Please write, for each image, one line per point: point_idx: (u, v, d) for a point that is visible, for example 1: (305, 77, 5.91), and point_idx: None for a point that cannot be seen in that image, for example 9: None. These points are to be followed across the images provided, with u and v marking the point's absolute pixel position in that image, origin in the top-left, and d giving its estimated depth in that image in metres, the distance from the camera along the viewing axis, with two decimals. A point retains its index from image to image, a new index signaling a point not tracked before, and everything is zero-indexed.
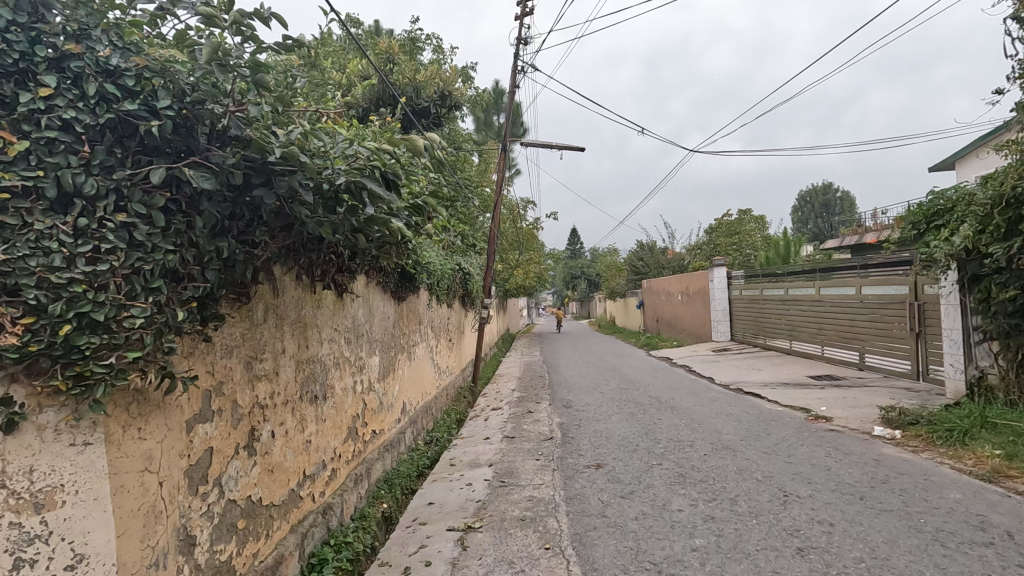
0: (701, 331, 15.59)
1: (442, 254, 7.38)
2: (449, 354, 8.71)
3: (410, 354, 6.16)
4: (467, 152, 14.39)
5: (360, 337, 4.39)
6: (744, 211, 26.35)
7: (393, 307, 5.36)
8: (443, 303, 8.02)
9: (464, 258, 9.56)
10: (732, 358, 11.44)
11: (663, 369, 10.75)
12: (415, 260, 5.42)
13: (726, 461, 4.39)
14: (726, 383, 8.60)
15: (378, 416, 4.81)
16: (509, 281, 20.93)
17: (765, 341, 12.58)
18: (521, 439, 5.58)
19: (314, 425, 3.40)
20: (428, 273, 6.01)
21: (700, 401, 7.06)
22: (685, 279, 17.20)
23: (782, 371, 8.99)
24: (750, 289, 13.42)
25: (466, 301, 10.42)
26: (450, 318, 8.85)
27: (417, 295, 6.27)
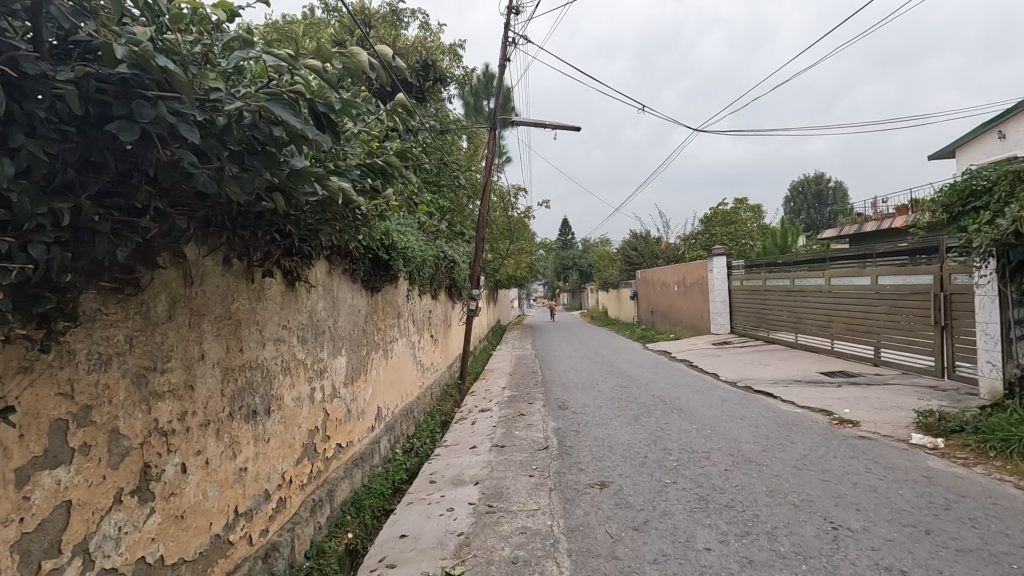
0: (699, 323, 15.00)
1: (425, 241, 6.66)
2: (433, 349, 8.01)
3: (387, 352, 5.45)
4: (455, 135, 13.61)
5: (320, 335, 3.68)
6: (740, 200, 25.76)
7: (364, 300, 4.65)
8: (426, 295, 7.31)
9: (450, 246, 8.84)
10: (735, 352, 10.84)
11: (663, 364, 10.11)
12: (389, 243, 4.70)
13: (752, 478, 3.75)
14: (733, 380, 7.99)
15: (346, 427, 4.10)
16: (500, 272, 20.22)
17: (768, 333, 11.99)
18: (512, 449, 4.91)
19: (252, 448, 2.70)
20: (406, 261, 5.29)
21: (709, 402, 6.42)
22: (682, 269, 16.60)
23: (792, 368, 8.39)
24: (752, 279, 12.81)
25: (453, 293, 9.70)
26: (435, 311, 8.14)
27: (394, 285, 5.56)
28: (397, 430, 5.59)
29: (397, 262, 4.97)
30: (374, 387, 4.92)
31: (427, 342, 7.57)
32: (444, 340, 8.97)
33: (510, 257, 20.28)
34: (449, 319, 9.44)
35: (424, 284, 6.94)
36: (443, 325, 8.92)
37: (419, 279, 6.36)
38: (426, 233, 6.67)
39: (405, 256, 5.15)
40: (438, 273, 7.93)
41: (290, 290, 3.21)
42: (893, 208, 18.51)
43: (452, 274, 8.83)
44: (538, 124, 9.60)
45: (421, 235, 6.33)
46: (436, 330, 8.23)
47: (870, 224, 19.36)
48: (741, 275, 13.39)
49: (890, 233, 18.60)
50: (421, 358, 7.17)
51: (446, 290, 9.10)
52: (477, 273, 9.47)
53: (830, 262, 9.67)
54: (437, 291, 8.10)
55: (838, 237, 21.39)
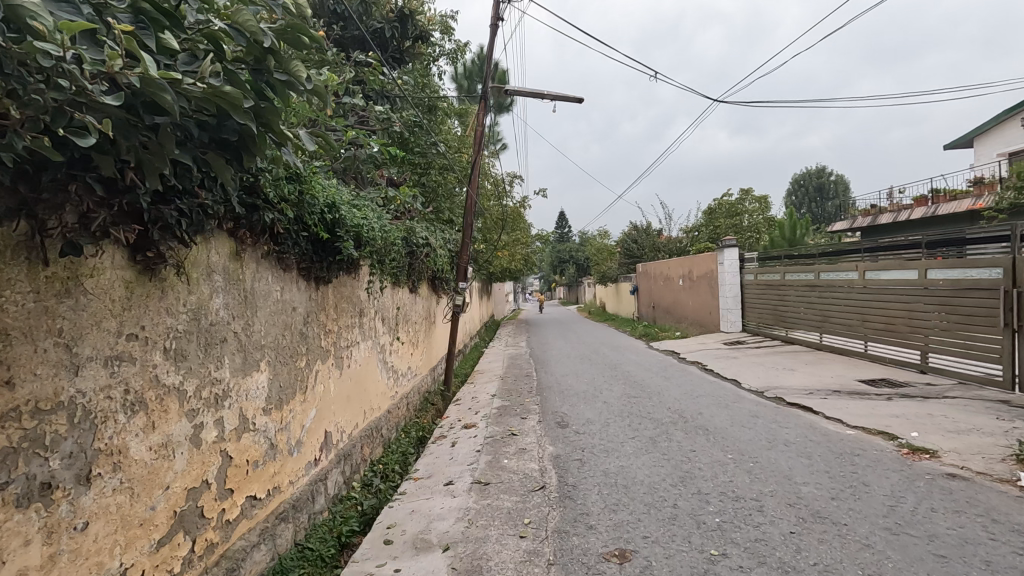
0: (707, 320, 13.91)
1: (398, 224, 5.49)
2: (410, 351, 6.87)
3: (342, 359, 4.30)
4: (445, 115, 12.44)
5: (218, 344, 2.55)
6: (745, 191, 24.63)
7: (300, 293, 3.49)
8: (398, 287, 6.14)
9: (432, 233, 7.69)
10: (752, 353, 9.76)
11: (673, 368, 9.00)
12: (336, 219, 3.57)
13: (832, 549, 2.66)
14: (758, 389, 6.91)
15: (267, 469, 2.97)
16: (493, 264, 19.08)
17: (786, 332, 10.92)
18: (499, 488, 3.79)
19: (37, 548, 1.57)
20: (367, 244, 4.13)
21: (739, 420, 5.31)
22: (689, 262, 15.49)
23: (825, 374, 7.31)
24: (768, 273, 11.71)
25: (435, 286, 8.55)
26: (412, 307, 7.00)
27: (349, 274, 4.39)
28: (355, 455, 4.46)
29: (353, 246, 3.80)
30: (320, 406, 3.79)
31: (402, 342, 6.42)
32: (424, 341, 7.80)
33: (504, 249, 19.15)
34: (431, 316, 8.28)
35: (393, 273, 5.76)
36: (424, 323, 7.77)
37: (388, 268, 5.23)
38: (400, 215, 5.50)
39: (365, 236, 3.98)
40: (415, 262, 6.79)
41: (147, 279, 2.07)
42: (910, 199, 17.43)
43: (433, 265, 7.67)
44: (536, 94, 8.42)
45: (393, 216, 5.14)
46: (414, 328, 7.08)
47: (887, 217, 18.34)
48: (755, 269, 12.27)
49: (906, 226, 17.54)
50: (394, 362, 6.03)
51: (427, 281, 7.92)
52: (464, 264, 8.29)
53: (863, 254, 8.59)
54: (413, 282, 6.95)
55: (849, 229, 20.34)
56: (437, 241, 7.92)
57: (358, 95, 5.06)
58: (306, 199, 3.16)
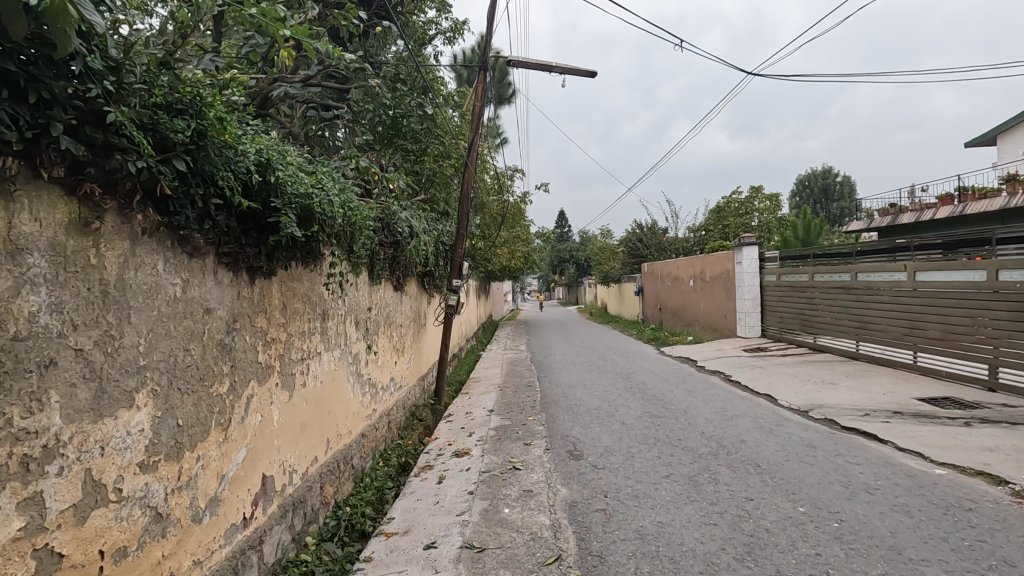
0: (722, 324, 12.90)
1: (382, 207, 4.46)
2: (393, 359, 5.84)
3: (293, 375, 3.27)
4: (442, 98, 11.42)
5: (28, 374, 1.51)
6: (755, 189, 23.62)
7: (217, 288, 2.46)
8: (376, 284, 5.10)
9: (421, 223, 6.65)
10: (778, 363, 8.77)
11: (693, 379, 7.98)
12: (276, 186, 2.53)
13: None
14: (800, 408, 5.91)
15: (145, 556, 1.95)
16: (492, 262, 18.06)
17: (814, 339, 9.93)
18: (497, 559, 2.77)
19: None
20: (333, 227, 3.08)
21: (794, 452, 4.30)
22: (701, 261, 14.49)
23: (875, 391, 6.31)
24: (792, 273, 10.71)
25: (426, 284, 7.53)
26: (396, 306, 5.97)
27: (302, 266, 3.35)
28: (312, 499, 3.44)
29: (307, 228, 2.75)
30: (254, 444, 2.76)
31: (382, 349, 5.39)
32: (411, 345, 6.77)
33: (505, 246, 18.13)
34: (420, 317, 7.27)
35: (367, 265, 4.70)
36: (410, 326, 6.74)
37: (361, 259, 4.22)
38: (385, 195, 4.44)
39: (326, 216, 2.93)
40: (399, 255, 5.78)
41: None
42: (934, 197, 16.44)
43: (420, 259, 6.64)
44: (542, 65, 7.39)
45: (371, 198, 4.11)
46: (398, 331, 6.05)
47: (909, 216, 17.36)
48: (778, 268, 11.27)
49: (930, 225, 16.55)
50: (371, 373, 5.00)
51: (415, 276, 6.88)
52: (460, 259, 7.26)
53: (914, 253, 7.62)
54: (398, 277, 5.92)
55: (867, 229, 19.35)
56: (426, 232, 6.90)
57: (324, 41, 4.04)
58: (217, 148, 2.12)
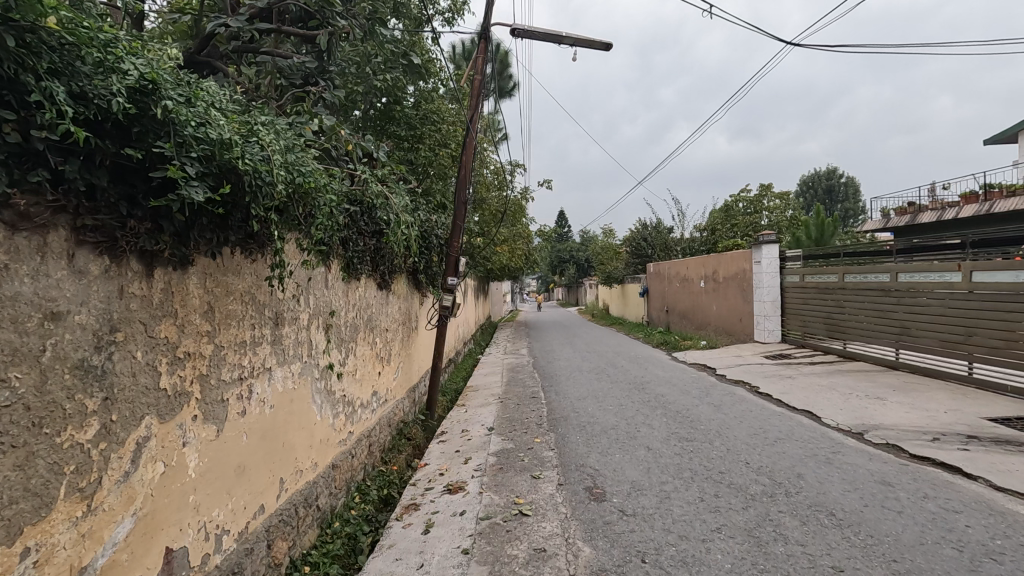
0: (738, 328, 12.04)
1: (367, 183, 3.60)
2: (376, 370, 4.97)
3: (224, 403, 2.40)
4: (439, 82, 10.59)
5: None
6: (764, 187, 22.79)
7: (74, 282, 1.59)
8: (351, 282, 4.22)
9: (411, 211, 5.76)
10: (808, 372, 7.93)
11: (717, 391, 7.14)
12: (162, 122, 1.68)
13: None
14: (852, 429, 5.07)
15: None
16: (492, 262, 17.20)
17: (844, 345, 9.08)
18: None
19: None
20: (272, 197, 2.17)
21: (869, 493, 3.44)
22: (713, 260, 13.65)
23: (934, 409, 5.46)
24: (818, 274, 9.87)
25: (418, 283, 6.66)
26: (380, 309, 5.09)
27: (235, 254, 2.47)
28: (253, 566, 2.58)
29: (217, 191, 1.84)
30: (148, 509, 1.90)
31: (362, 359, 4.51)
32: (399, 353, 5.89)
33: (504, 245, 17.28)
34: (410, 321, 6.38)
35: (337, 256, 3.81)
36: (398, 330, 5.86)
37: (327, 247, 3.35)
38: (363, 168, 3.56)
39: (256, 175, 2.02)
40: (383, 247, 4.93)
41: None
42: (957, 195, 15.62)
43: (408, 253, 5.78)
44: (551, 36, 6.54)
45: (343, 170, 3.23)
46: (382, 338, 5.18)
47: (929, 215, 16.55)
48: (802, 268, 10.42)
49: (953, 224, 15.73)
50: (346, 390, 4.12)
51: (404, 273, 5.98)
52: (457, 254, 6.38)
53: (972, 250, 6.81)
54: (381, 273, 5.04)
55: (883, 229, 18.53)
56: (417, 222, 6.01)
57: None
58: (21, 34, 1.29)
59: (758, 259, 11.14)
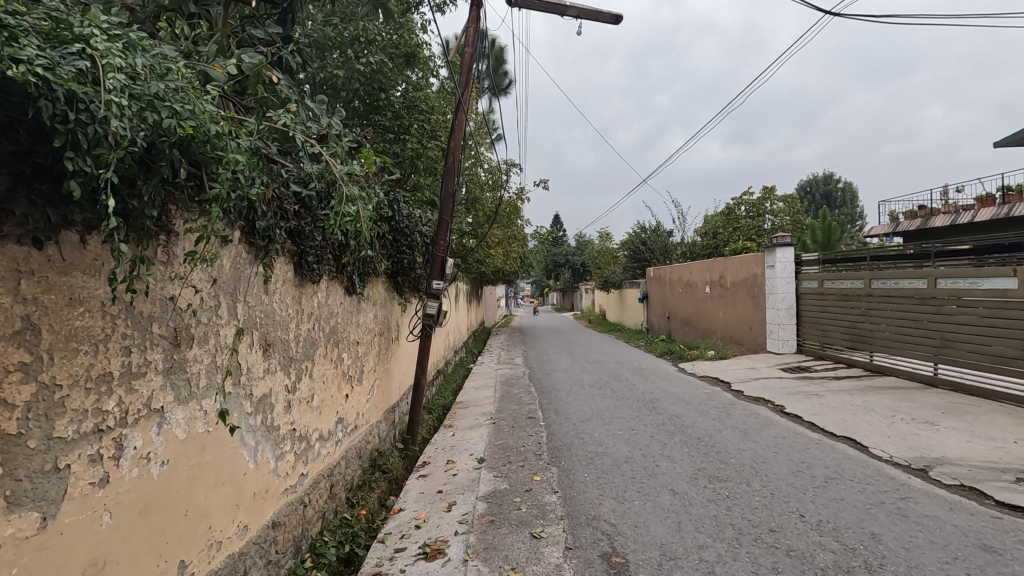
0: (748, 338, 11.25)
1: (342, 174, 2.77)
2: (342, 392, 4.11)
3: (57, 476, 1.54)
4: (429, 70, 9.81)
5: None
6: (767, 190, 22.12)
7: None
8: (305, 287, 3.37)
9: (390, 204, 4.92)
10: (835, 388, 7.14)
11: (738, 410, 6.31)
12: None
13: None
14: (911, 464, 4.25)
15: None
16: (485, 265, 16.38)
17: (872, 358, 8.28)
18: None
19: None
20: (107, 142, 1.32)
21: (974, 567, 2.62)
22: (721, 264, 12.87)
23: (1002, 438, 4.65)
24: (840, 279, 9.08)
25: (398, 287, 5.80)
26: (347, 317, 4.23)
27: (84, 243, 1.61)
28: None
29: None
30: None
31: (320, 381, 3.65)
32: (374, 369, 5.03)
33: (499, 248, 16.47)
34: (388, 331, 5.52)
35: (277, 250, 2.97)
36: (373, 343, 5.00)
37: (246, 227, 2.54)
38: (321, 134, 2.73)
39: (49, 95, 1.21)
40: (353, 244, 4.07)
41: None
42: (972, 198, 14.95)
43: (383, 248, 4.93)
44: (554, 7, 5.74)
45: (276, 126, 2.43)
46: (351, 353, 4.32)
47: (941, 219, 15.88)
48: (820, 273, 9.64)
49: (968, 229, 15.05)
50: (297, 423, 3.25)
51: (381, 275, 5.13)
52: (445, 254, 5.54)
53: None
54: (350, 275, 4.21)
55: (892, 233, 17.86)
56: (398, 218, 5.16)
57: None
58: None
59: (771, 262, 10.37)
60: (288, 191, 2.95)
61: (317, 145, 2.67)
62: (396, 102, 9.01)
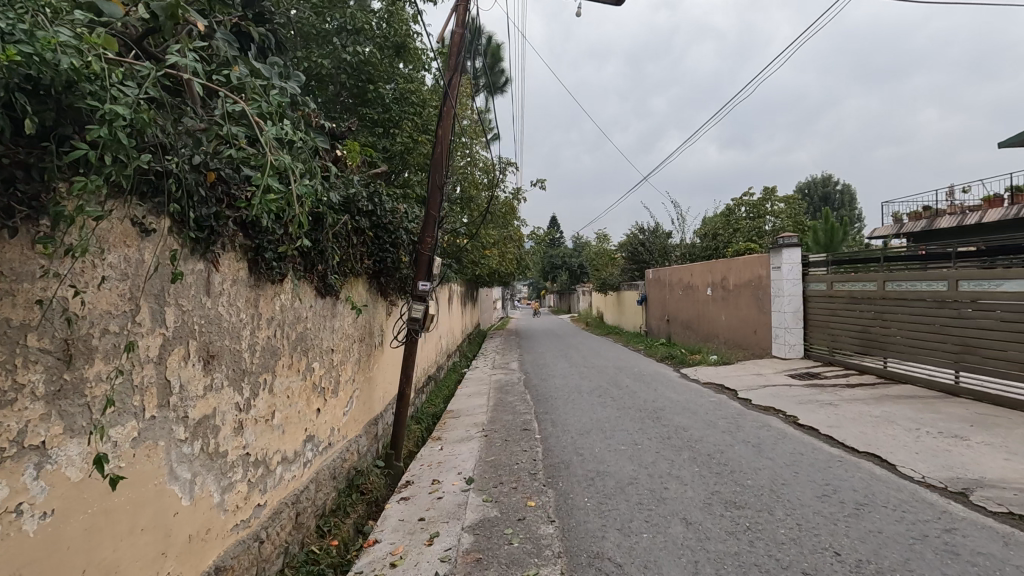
0: (752, 342, 10.83)
1: (274, 140, 2.27)
2: (312, 407, 3.65)
3: None
4: (420, 62, 9.39)
5: None
6: (768, 191, 21.75)
7: None
8: (262, 288, 2.91)
9: (370, 196, 4.46)
10: (850, 397, 6.71)
11: (748, 422, 5.88)
12: None
13: None
14: (947, 486, 3.82)
15: None
16: (480, 267, 15.93)
17: (886, 364, 7.86)
18: None
19: None
20: None
21: None
22: (723, 266, 12.46)
23: None
24: (851, 282, 8.66)
25: (380, 288, 5.34)
26: (318, 322, 3.76)
27: None
28: None
29: None
30: None
31: (283, 396, 3.18)
32: (352, 379, 4.56)
33: (494, 249, 16.02)
34: (369, 337, 5.04)
35: (223, 244, 2.51)
36: (351, 350, 4.54)
37: (167, 212, 2.05)
38: (258, 92, 2.23)
39: None
40: (325, 241, 3.62)
41: None
42: (979, 199, 14.60)
43: (362, 245, 4.45)
44: None
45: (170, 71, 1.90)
46: (323, 362, 3.86)
47: (947, 221, 15.51)
48: (829, 274, 9.23)
49: (974, 230, 14.68)
50: (252, 446, 2.80)
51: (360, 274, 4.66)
52: (432, 252, 5.08)
53: None
54: (322, 275, 3.73)
55: (896, 235, 17.50)
56: (380, 212, 4.69)
57: None
58: None
59: (776, 264, 9.96)
60: (236, 175, 2.48)
61: (239, 101, 2.18)
62: (385, 95, 8.61)
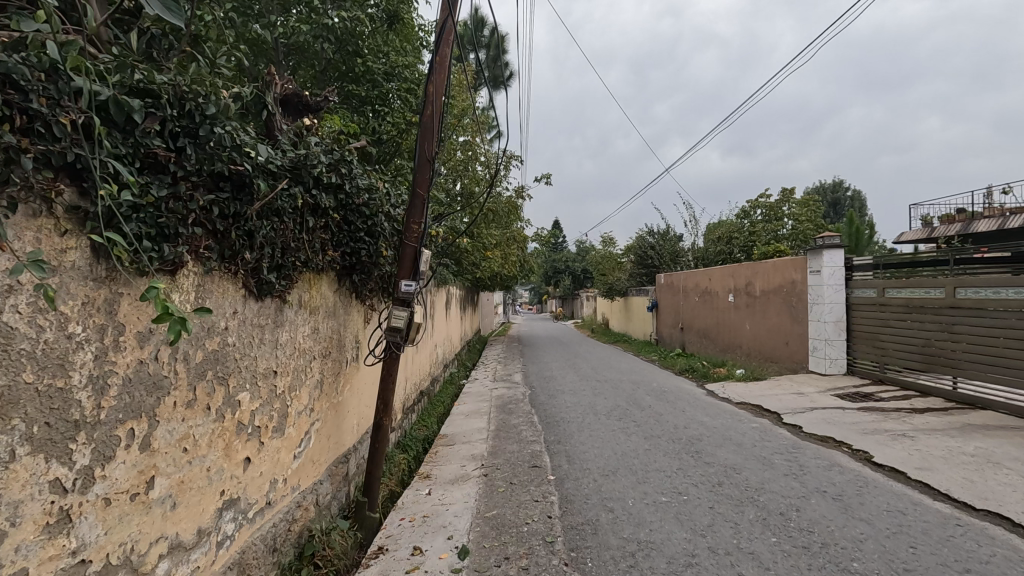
0: (783, 355, 9.72)
1: None
2: (235, 458, 2.52)
3: None
4: (415, 36, 8.33)
5: None
6: (786, 193, 20.69)
7: None
8: (121, 281, 1.77)
9: (334, 161, 3.30)
10: (924, 425, 5.57)
11: (810, 458, 4.74)
12: None
13: None
14: None
15: None
16: (481, 269, 14.87)
17: (955, 384, 6.70)
18: None
19: None
20: None
21: None
22: (748, 270, 11.34)
23: None
24: (909, 288, 7.51)
25: (351, 286, 4.19)
26: (246, 335, 2.62)
27: None
28: None
29: None
30: None
31: (174, 450, 2.07)
32: (309, 409, 3.43)
33: (497, 250, 14.96)
34: (335, 351, 3.88)
35: (0, 196, 1.38)
36: (307, 369, 3.40)
37: None
38: None
39: None
40: (254, 217, 2.46)
41: None
42: None
43: (319, 227, 3.30)
44: None
45: None
46: (256, 391, 2.73)
47: (985, 224, 14.41)
48: (879, 280, 8.08)
49: (1017, 234, 13.57)
50: (95, 546, 1.68)
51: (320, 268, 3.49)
52: (420, 242, 3.93)
53: None
54: (253, 268, 2.58)
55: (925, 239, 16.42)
56: (350, 186, 3.53)
57: None
58: None
59: (815, 267, 8.83)
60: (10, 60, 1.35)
61: None
62: (374, 69, 7.56)
